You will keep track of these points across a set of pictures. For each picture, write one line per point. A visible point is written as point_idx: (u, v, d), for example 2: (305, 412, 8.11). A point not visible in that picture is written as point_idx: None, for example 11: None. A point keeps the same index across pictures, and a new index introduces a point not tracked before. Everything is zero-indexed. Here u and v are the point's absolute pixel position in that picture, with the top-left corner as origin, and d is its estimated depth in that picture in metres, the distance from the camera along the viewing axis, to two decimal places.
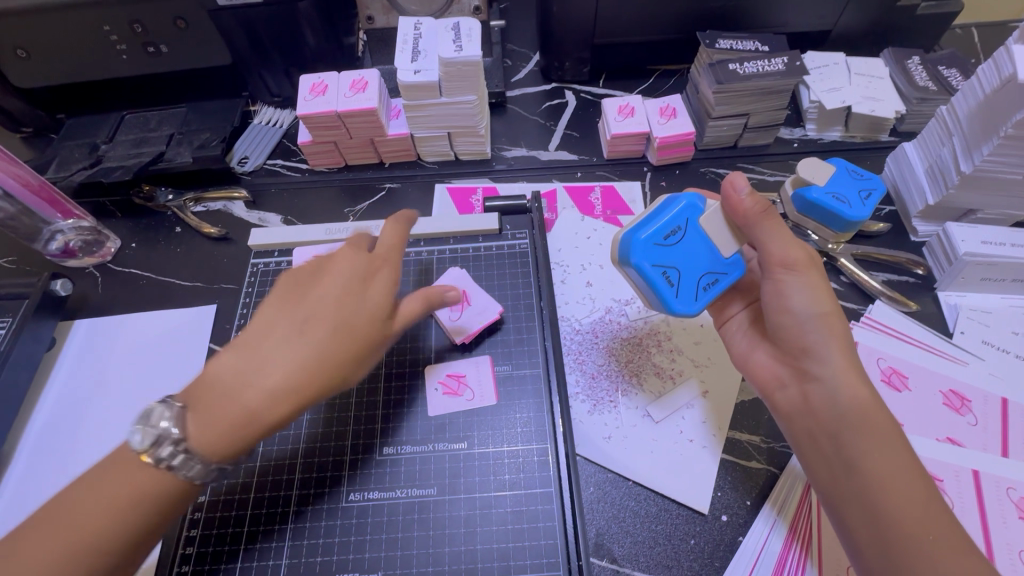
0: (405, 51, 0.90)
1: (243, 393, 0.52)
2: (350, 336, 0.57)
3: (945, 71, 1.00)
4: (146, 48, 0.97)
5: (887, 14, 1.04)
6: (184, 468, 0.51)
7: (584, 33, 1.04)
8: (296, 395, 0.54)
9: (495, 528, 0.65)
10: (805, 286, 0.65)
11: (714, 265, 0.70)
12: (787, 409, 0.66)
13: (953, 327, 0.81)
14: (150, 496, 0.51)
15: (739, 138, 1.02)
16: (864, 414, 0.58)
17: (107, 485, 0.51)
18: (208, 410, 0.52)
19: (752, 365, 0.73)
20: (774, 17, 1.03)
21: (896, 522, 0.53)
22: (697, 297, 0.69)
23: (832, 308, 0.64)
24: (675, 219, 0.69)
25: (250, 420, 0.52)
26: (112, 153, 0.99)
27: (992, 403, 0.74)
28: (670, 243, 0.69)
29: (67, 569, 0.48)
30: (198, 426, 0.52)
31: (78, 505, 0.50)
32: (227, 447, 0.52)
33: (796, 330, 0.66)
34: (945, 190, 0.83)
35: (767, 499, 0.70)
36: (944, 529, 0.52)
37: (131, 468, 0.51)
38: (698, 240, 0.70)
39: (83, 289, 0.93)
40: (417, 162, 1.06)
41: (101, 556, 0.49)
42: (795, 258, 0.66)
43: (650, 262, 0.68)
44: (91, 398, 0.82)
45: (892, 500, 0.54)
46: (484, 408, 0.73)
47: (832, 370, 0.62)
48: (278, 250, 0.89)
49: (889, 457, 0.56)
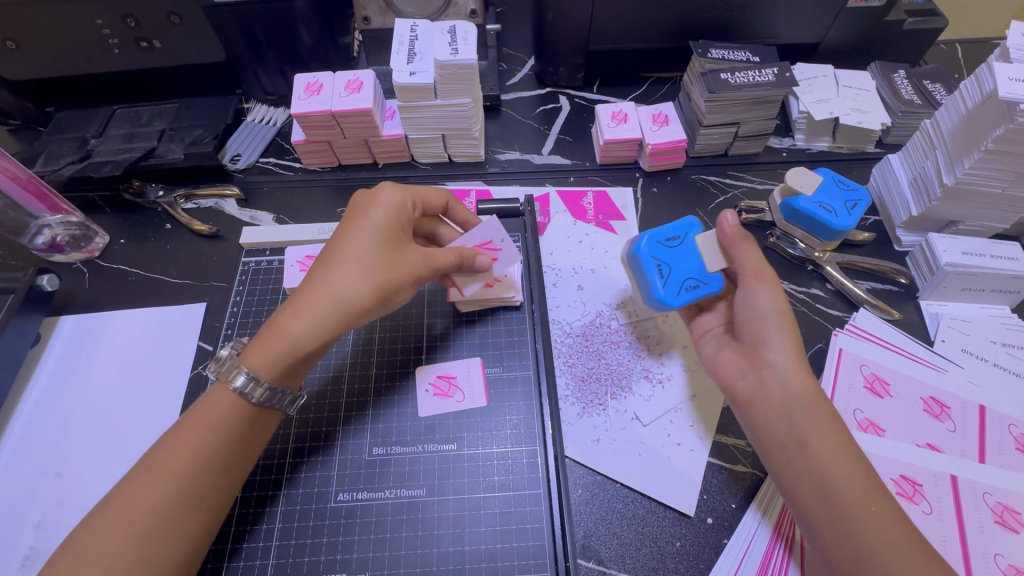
0: (401, 53, 0.90)
1: (280, 320, 0.63)
2: (373, 262, 0.65)
3: (929, 85, 1.03)
4: (140, 43, 0.96)
5: (875, 28, 1.07)
6: (249, 393, 0.61)
7: (579, 39, 1.05)
8: (320, 314, 0.63)
9: (482, 529, 0.66)
10: (769, 288, 0.69)
11: (698, 274, 0.76)
12: (745, 397, 0.66)
13: (934, 336, 0.83)
14: (227, 425, 0.60)
15: (729, 146, 1.04)
16: (813, 398, 0.62)
17: (194, 420, 0.60)
18: (259, 337, 0.63)
19: (717, 364, 0.73)
20: (765, 28, 1.05)
21: (843, 495, 0.56)
22: (677, 293, 0.75)
23: (790, 309, 0.68)
24: (678, 228, 0.78)
25: (284, 339, 0.62)
26: (102, 148, 0.98)
27: (971, 411, 0.76)
28: (669, 245, 0.78)
29: (166, 497, 0.56)
30: (247, 351, 0.62)
31: (167, 443, 0.58)
32: (265, 365, 0.61)
33: (757, 324, 0.69)
34: (927, 202, 0.86)
35: (752, 502, 0.71)
36: (881, 501, 0.56)
37: (210, 401, 0.61)
38: (692, 250, 0.77)
39: (70, 285, 0.92)
40: (411, 163, 1.06)
41: (192, 482, 0.57)
42: (763, 269, 0.71)
43: (648, 253, 0.77)
44: (76, 395, 0.82)
45: (837, 474, 0.57)
46: (474, 410, 0.73)
47: (786, 359, 0.65)
48: (270, 249, 0.89)
49: (832, 436, 0.59)
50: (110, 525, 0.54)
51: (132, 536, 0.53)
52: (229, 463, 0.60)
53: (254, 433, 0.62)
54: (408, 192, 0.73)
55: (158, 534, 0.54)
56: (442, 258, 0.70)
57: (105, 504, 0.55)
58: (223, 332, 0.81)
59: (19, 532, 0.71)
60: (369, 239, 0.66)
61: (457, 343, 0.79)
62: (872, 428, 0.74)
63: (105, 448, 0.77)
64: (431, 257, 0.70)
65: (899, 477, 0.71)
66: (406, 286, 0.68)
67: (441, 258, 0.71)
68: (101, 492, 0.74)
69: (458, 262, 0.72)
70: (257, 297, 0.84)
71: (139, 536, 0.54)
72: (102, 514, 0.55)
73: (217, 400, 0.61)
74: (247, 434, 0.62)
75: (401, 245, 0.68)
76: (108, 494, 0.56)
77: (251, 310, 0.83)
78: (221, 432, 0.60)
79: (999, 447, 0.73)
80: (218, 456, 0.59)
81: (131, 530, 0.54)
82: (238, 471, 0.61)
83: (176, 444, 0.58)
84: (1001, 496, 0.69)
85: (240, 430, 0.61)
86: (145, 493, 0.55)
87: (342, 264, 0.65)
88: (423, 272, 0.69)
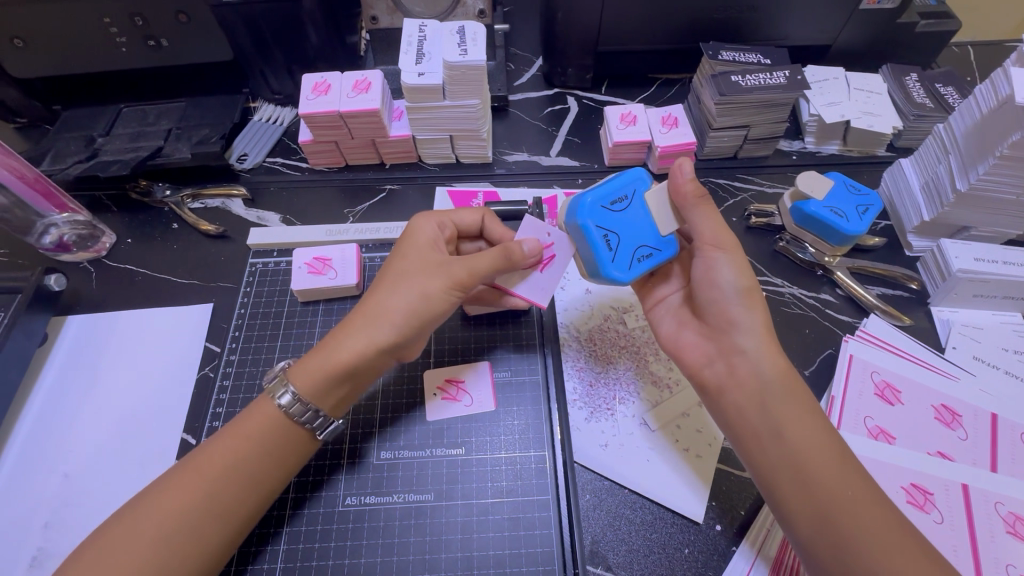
0: (409, 54, 0.89)
1: (330, 345, 0.64)
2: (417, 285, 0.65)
3: (942, 88, 1.02)
4: (147, 41, 0.96)
5: (887, 31, 1.06)
6: (294, 412, 0.62)
7: (588, 40, 1.05)
8: (366, 342, 0.63)
9: (491, 535, 0.65)
10: (731, 262, 0.67)
11: (652, 240, 0.70)
12: (716, 385, 0.67)
13: (945, 342, 0.82)
14: (263, 439, 0.61)
15: (738, 149, 1.03)
16: (785, 384, 0.62)
17: (235, 429, 0.61)
18: (308, 360, 0.64)
19: (681, 346, 0.73)
20: (776, 30, 1.04)
21: (819, 482, 0.56)
22: (631, 265, 0.69)
23: (753, 283, 0.67)
24: (622, 188, 0.70)
25: (332, 366, 0.62)
26: (109, 147, 0.98)
27: (982, 419, 0.75)
28: (615, 209, 0.69)
29: (196, 503, 0.57)
30: (296, 374, 0.63)
31: (208, 447, 0.60)
32: (314, 391, 0.62)
33: (721, 304, 0.67)
34: (940, 208, 0.85)
35: (749, 531, 0.69)
36: (857, 485, 0.56)
37: (254, 411, 0.63)
38: (640, 212, 0.70)
39: (77, 284, 0.92)
40: (419, 164, 1.06)
41: (223, 490, 0.58)
42: (723, 238, 0.68)
43: (593, 224, 0.68)
44: (84, 396, 0.82)
45: (812, 461, 0.58)
46: (482, 414, 0.73)
47: (754, 341, 0.65)
48: (277, 250, 0.89)
49: (806, 423, 0.60)
50: (143, 523, 0.55)
51: (158, 537, 0.55)
52: (260, 478, 0.60)
53: (291, 450, 0.63)
54: (438, 218, 0.74)
55: (181, 538, 0.55)
56: (481, 260, 0.67)
57: (139, 499, 0.57)
58: (230, 333, 0.81)
59: (26, 533, 0.71)
60: (410, 261, 0.68)
61: (465, 346, 0.79)
62: (882, 436, 0.74)
63: (112, 449, 0.77)
64: (469, 261, 0.67)
65: (909, 485, 0.70)
66: (444, 296, 0.66)
67: (480, 261, 0.67)
68: (109, 493, 0.74)
69: (497, 263, 0.67)
70: (264, 299, 0.84)
71: (166, 538, 0.55)
72: (134, 510, 0.56)
73: (258, 413, 0.62)
74: (282, 452, 0.62)
75: (440, 261, 0.68)
76: (146, 492, 0.58)
77: (258, 312, 0.83)
78: (256, 446, 0.61)
79: (1010, 456, 0.72)
80: (249, 469, 0.60)
81: (159, 531, 0.55)
82: (268, 488, 0.61)
83: (216, 450, 0.60)
84: (1013, 506, 0.69)
85: (277, 448, 0.62)
86: (177, 495, 0.57)
87: (387, 287, 0.66)
88: (460, 276, 0.66)
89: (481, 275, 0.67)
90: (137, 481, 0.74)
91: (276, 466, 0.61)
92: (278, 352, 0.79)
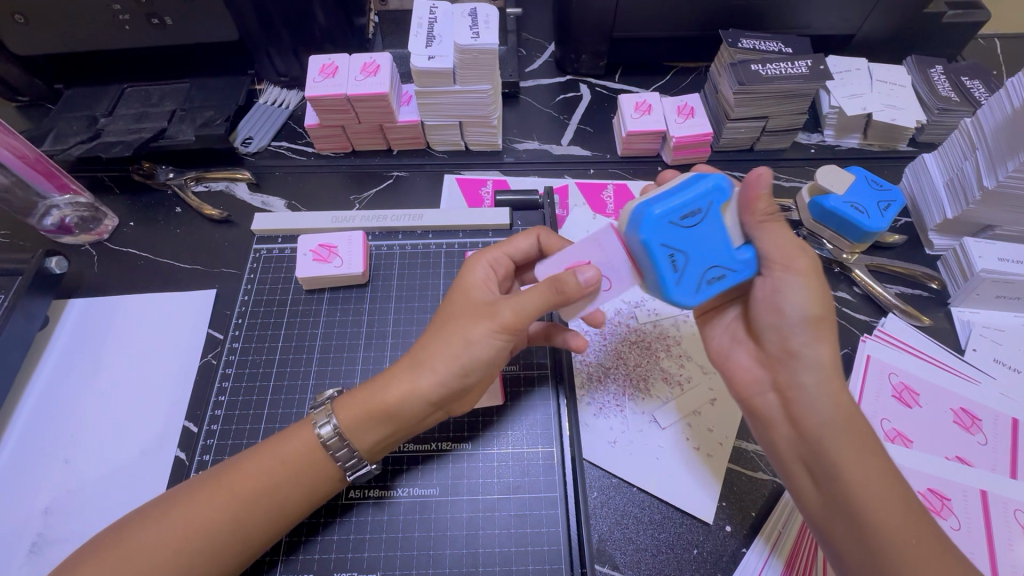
0: (419, 36, 0.87)
1: (386, 386, 0.60)
2: (455, 323, 0.62)
3: (969, 81, 0.98)
4: (150, 19, 0.93)
5: (913, 20, 1.02)
6: (331, 446, 0.59)
7: (604, 25, 1.01)
8: (406, 393, 0.59)
9: (497, 532, 0.64)
10: (802, 287, 0.60)
11: (727, 259, 0.60)
12: (767, 415, 0.65)
13: (965, 344, 0.81)
14: (297, 466, 0.59)
15: (756, 140, 1.00)
16: (847, 421, 0.57)
17: (271, 450, 0.59)
18: (360, 391, 0.61)
19: (732, 365, 0.70)
20: (798, 18, 1.01)
21: (878, 533, 0.53)
22: (698, 288, 0.59)
23: (823, 312, 0.60)
24: (697, 198, 0.57)
25: (386, 410, 0.60)
26: (112, 127, 0.96)
27: (1002, 423, 0.73)
28: (687, 225, 0.58)
29: (221, 521, 0.55)
30: (346, 408, 0.60)
31: (241, 463, 0.59)
32: (364, 431, 0.60)
33: (784, 333, 0.62)
34: (964, 205, 0.82)
35: (761, 530, 0.67)
36: (921, 534, 0.53)
37: (290, 431, 0.61)
38: (715, 226, 0.59)
39: (78, 266, 0.90)
40: (427, 151, 1.03)
41: (255, 512, 0.57)
42: (796, 258, 0.60)
43: (658, 242, 0.57)
44: (85, 380, 0.80)
45: (872, 508, 0.54)
46: (490, 408, 0.71)
47: (816, 378, 0.60)
48: (282, 236, 0.87)
49: (868, 466, 0.55)
50: (163, 530, 0.54)
51: (180, 547, 0.54)
52: (287, 504, 0.58)
53: (327, 491, 0.60)
54: (491, 256, 0.70)
55: (203, 556, 0.54)
56: (528, 299, 0.60)
57: (169, 499, 0.57)
58: (233, 320, 0.79)
59: (27, 520, 0.70)
60: (457, 303, 0.64)
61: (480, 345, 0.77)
62: (898, 439, 0.72)
63: (114, 435, 0.76)
64: (516, 301, 0.60)
65: (926, 490, 0.68)
66: (489, 340, 0.60)
67: (527, 299, 0.60)
68: (110, 481, 0.73)
69: (547, 300, 0.60)
70: (268, 286, 0.82)
71: (185, 552, 0.54)
72: (161, 512, 0.56)
73: (294, 438, 0.60)
74: (314, 483, 0.59)
75: (485, 302, 0.63)
76: (170, 496, 0.58)
77: (262, 300, 0.81)
78: (291, 473, 0.58)
79: None
80: (281, 492, 0.58)
81: (180, 543, 0.54)
82: (296, 509, 0.59)
83: (247, 467, 0.58)
84: None
85: (309, 476, 0.59)
86: (203, 506, 0.56)
87: (438, 326, 0.63)
88: (506, 319, 0.60)
89: (530, 315, 0.60)
90: (140, 468, 0.74)
91: (306, 495, 0.59)
92: (282, 342, 0.78)
